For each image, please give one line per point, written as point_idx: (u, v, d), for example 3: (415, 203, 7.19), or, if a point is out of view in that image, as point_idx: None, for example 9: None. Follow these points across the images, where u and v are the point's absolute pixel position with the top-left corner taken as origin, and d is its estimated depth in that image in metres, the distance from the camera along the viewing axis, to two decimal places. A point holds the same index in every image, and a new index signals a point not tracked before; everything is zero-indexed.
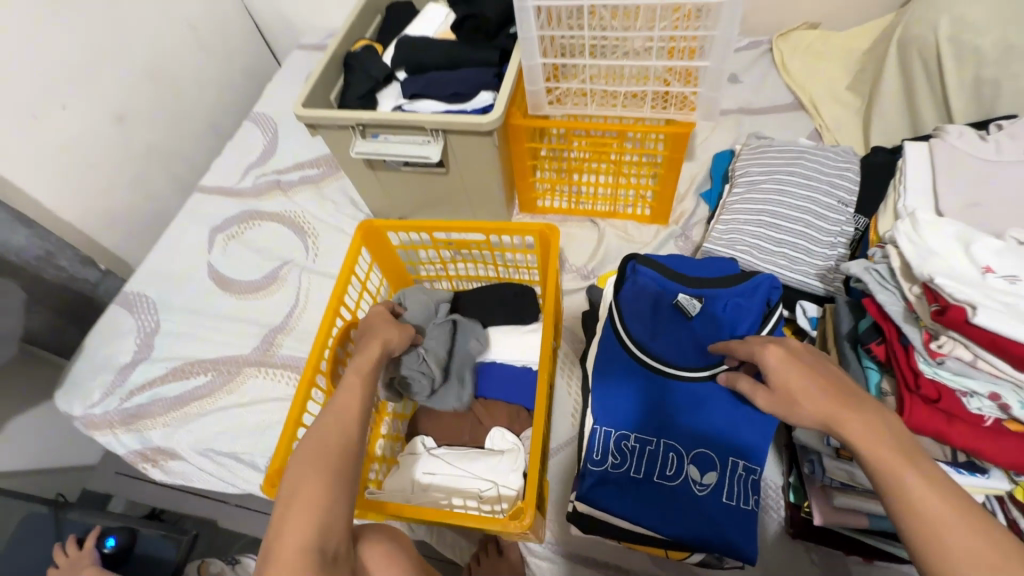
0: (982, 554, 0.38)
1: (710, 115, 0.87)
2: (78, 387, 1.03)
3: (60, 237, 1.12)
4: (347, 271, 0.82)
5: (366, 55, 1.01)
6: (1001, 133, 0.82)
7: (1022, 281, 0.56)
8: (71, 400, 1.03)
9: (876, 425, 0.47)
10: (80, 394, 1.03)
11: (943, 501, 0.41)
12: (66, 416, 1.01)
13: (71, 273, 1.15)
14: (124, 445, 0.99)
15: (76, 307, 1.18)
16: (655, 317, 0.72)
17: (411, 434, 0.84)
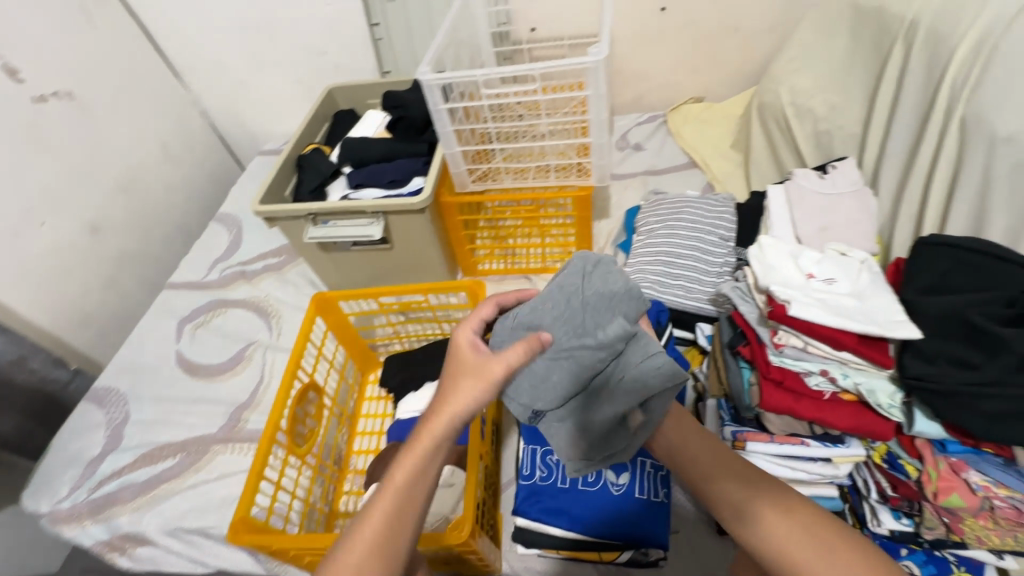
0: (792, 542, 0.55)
1: (604, 179, 1.05)
2: (45, 485, 1.06)
3: (34, 342, 1.20)
4: (304, 334, 0.93)
5: (315, 157, 1.18)
6: (835, 172, 1.02)
7: (839, 281, 0.72)
8: (39, 497, 1.05)
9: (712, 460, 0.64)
10: (48, 491, 1.06)
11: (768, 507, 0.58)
12: (34, 513, 1.04)
13: (42, 374, 1.21)
14: (93, 535, 1.01)
15: (45, 408, 1.22)
16: None
17: (370, 482, 0.91)
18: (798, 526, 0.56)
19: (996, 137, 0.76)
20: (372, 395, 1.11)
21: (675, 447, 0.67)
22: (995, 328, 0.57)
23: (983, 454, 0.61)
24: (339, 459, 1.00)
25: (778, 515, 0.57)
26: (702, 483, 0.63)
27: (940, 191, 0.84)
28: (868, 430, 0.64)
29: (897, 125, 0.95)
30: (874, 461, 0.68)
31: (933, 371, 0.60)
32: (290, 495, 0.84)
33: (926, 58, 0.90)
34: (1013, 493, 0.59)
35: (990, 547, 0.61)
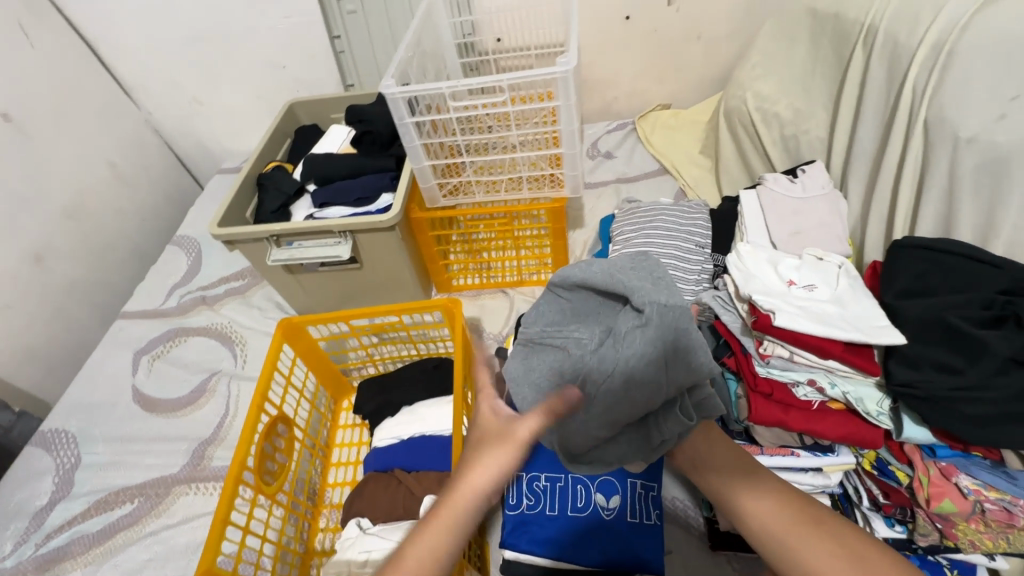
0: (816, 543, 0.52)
1: (577, 189, 1.03)
2: None
3: None
4: (270, 363, 0.87)
5: (277, 176, 1.13)
6: (805, 176, 1.03)
7: (819, 287, 0.71)
8: None
9: (731, 456, 0.61)
10: None
11: (785, 511, 0.55)
12: None
13: None
14: None
15: None
16: None
17: (348, 517, 0.86)
18: (820, 536, 0.52)
19: (960, 137, 0.77)
20: (346, 423, 1.06)
21: (699, 456, 0.62)
22: (975, 331, 0.57)
23: (972, 457, 0.61)
24: (313, 494, 0.94)
25: (797, 522, 0.54)
26: (714, 486, 0.60)
27: (908, 192, 0.85)
28: (858, 438, 0.63)
29: (862, 128, 0.96)
30: (864, 469, 0.67)
31: (919, 377, 0.59)
32: (260, 539, 0.78)
33: (886, 62, 0.92)
34: (1003, 494, 0.59)
35: (984, 550, 0.60)
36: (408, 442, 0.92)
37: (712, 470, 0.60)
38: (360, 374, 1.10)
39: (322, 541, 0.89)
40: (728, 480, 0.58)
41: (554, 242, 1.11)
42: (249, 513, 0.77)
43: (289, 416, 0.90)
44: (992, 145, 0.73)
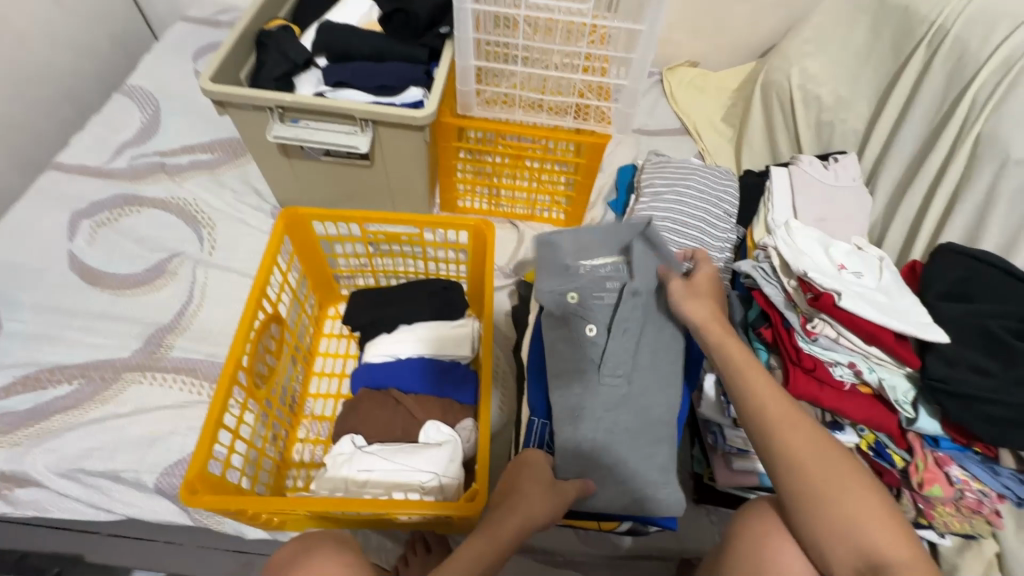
0: (553, 489, 0.65)
1: (623, 131, 0.96)
2: None
3: None
4: (271, 256, 0.76)
5: (285, 39, 0.95)
6: (838, 164, 1.03)
7: (869, 276, 0.72)
8: None
9: (521, 469, 0.68)
10: None
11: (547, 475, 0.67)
12: None
13: None
14: None
15: None
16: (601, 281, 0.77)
17: (338, 433, 0.80)
18: (546, 503, 0.64)
19: (1009, 157, 0.80)
20: (331, 332, 0.98)
21: (522, 487, 0.66)
22: (1016, 342, 0.60)
23: (966, 452, 0.67)
24: (294, 403, 0.88)
25: (547, 489, 0.65)
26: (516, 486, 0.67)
27: (940, 200, 0.88)
28: (877, 423, 0.66)
29: (905, 130, 0.97)
30: (862, 449, 0.70)
31: (953, 374, 0.62)
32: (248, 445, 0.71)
33: (948, 69, 0.92)
34: (982, 486, 0.66)
35: (949, 530, 0.68)
36: (408, 362, 0.87)
37: (520, 486, 0.66)
38: (353, 284, 1.01)
39: (302, 452, 0.84)
40: (523, 473, 0.68)
41: (582, 180, 1.05)
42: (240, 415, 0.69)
43: (283, 316, 0.80)
44: None
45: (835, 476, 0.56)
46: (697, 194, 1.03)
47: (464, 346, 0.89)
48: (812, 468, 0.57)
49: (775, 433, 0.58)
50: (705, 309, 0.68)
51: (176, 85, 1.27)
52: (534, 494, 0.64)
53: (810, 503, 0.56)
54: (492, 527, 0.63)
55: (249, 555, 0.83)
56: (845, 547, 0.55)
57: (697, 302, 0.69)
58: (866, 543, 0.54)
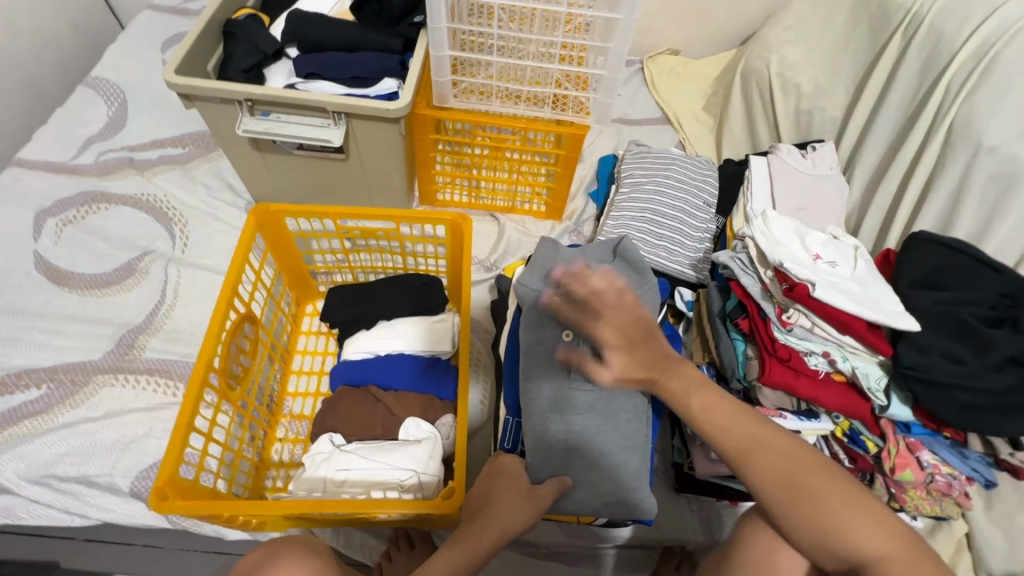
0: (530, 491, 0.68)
1: (602, 121, 0.95)
2: None
3: None
4: (242, 253, 0.75)
5: (255, 29, 0.92)
6: (815, 153, 1.04)
7: (845, 267, 0.72)
8: None
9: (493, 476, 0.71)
10: None
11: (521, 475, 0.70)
12: None
13: None
14: None
15: None
16: None
17: (316, 433, 0.79)
18: (524, 506, 0.67)
19: (982, 145, 0.80)
20: (309, 329, 0.96)
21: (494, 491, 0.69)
22: (986, 329, 0.61)
23: (937, 436, 0.68)
24: (272, 402, 0.87)
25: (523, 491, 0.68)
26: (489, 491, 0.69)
27: (915, 188, 0.89)
28: (850, 410, 0.67)
29: (881, 118, 0.98)
30: (837, 436, 0.72)
31: (925, 362, 0.62)
32: (222, 447, 0.70)
33: (923, 56, 0.92)
34: (952, 470, 0.68)
35: (921, 513, 0.70)
36: (387, 358, 0.86)
37: (497, 489, 0.69)
38: (331, 280, 0.99)
39: (281, 451, 0.83)
40: (496, 479, 0.70)
41: (562, 172, 1.04)
42: (212, 417, 0.68)
43: (256, 315, 0.79)
44: (1009, 157, 0.77)
45: (810, 488, 0.56)
46: (676, 185, 1.03)
47: (444, 341, 0.88)
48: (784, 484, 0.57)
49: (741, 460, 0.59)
50: (624, 362, 0.63)
51: (145, 77, 1.23)
52: (512, 501, 0.67)
53: (791, 518, 0.57)
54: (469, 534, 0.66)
55: (229, 556, 0.83)
56: (830, 556, 0.55)
57: (626, 352, 0.63)
58: (851, 551, 0.54)
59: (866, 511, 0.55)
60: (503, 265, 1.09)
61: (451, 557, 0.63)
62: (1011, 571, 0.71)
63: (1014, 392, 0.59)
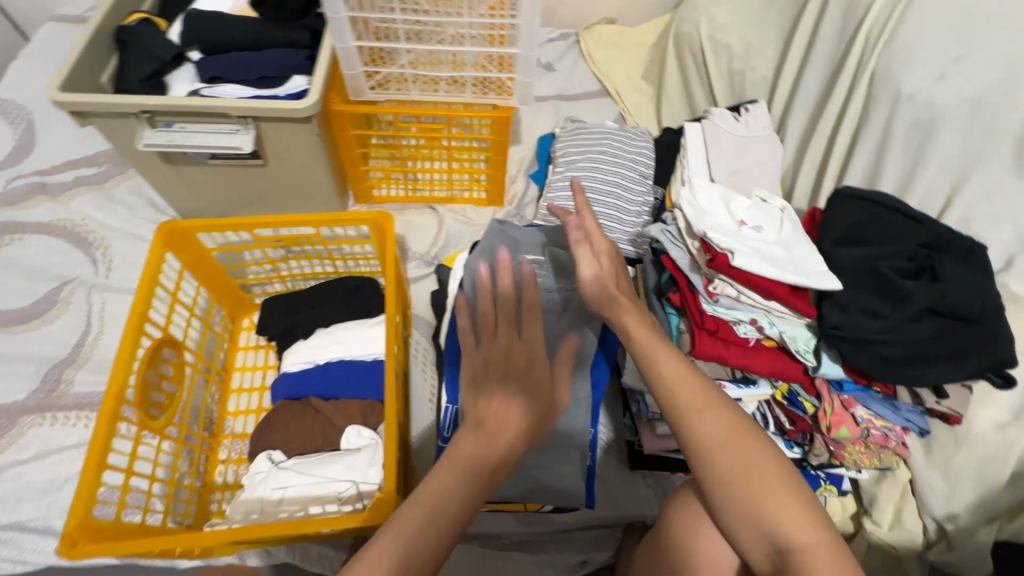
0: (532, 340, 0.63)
1: (527, 101, 0.92)
2: None
3: None
4: (150, 276, 0.71)
5: (149, 35, 0.87)
6: (748, 115, 1.02)
7: (771, 230, 0.71)
8: None
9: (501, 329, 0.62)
10: None
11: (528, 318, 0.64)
12: None
13: None
14: None
15: None
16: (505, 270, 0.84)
17: (254, 452, 0.77)
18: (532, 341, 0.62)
19: (901, 94, 0.79)
20: (246, 345, 0.93)
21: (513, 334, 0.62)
22: (902, 282, 0.61)
23: (869, 391, 0.68)
24: (210, 424, 0.84)
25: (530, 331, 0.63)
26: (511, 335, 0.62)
27: (842, 143, 0.88)
28: (782, 373, 0.67)
29: (808, 74, 0.96)
30: (777, 399, 0.72)
31: (848, 320, 0.62)
32: (149, 479, 0.68)
33: (843, 6, 0.90)
34: (886, 422, 0.68)
35: (861, 467, 0.71)
36: (326, 367, 0.83)
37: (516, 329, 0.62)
38: (265, 291, 0.96)
39: (222, 473, 0.81)
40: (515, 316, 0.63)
41: (494, 156, 1.01)
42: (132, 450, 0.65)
43: (177, 338, 0.75)
44: (928, 104, 0.77)
45: (743, 461, 0.54)
46: (611, 160, 1.01)
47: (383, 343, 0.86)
48: (713, 451, 0.55)
49: (681, 420, 0.56)
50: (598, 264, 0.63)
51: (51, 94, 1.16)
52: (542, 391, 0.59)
53: (714, 488, 0.54)
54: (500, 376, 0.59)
55: None
56: (756, 535, 0.53)
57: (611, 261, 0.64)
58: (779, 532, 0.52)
59: (796, 492, 0.54)
60: (445, 258, 1.07)
61: (460, 462, 0.53)
62: (952, 513, 0.73)
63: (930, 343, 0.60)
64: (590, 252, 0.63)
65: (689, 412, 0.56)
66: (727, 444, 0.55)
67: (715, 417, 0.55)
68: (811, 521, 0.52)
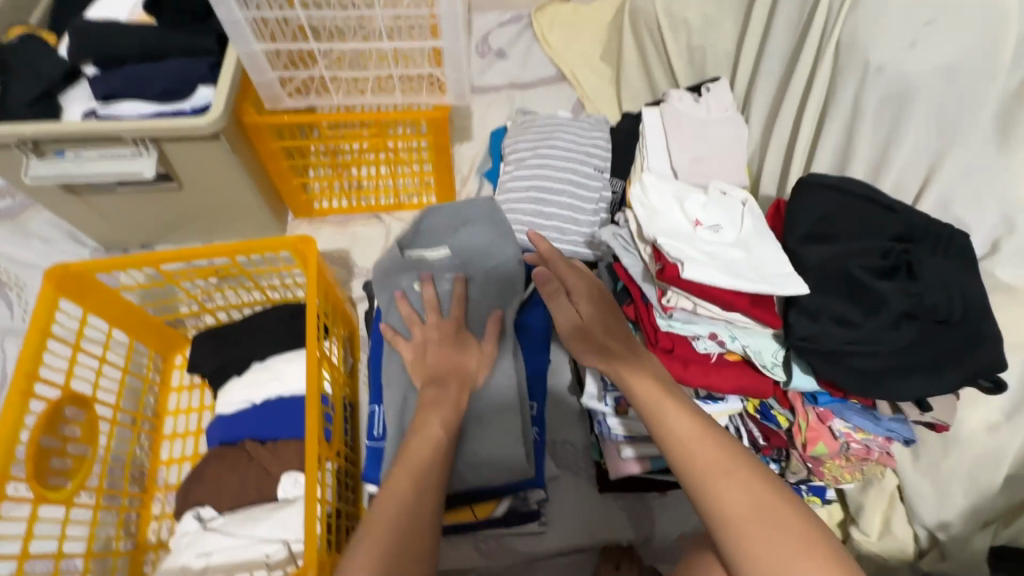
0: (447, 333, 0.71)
1: (463, 97, 0.84)
2: None
3: None
4: (39, 329, 0.63)
5: (33, 51, 0.78)
6: (709, 95, 0.94)
7: (729, 229, 0.64)
8: None
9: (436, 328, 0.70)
10: None
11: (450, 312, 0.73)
12: None
13: None
14: None
15: None
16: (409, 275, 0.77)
17: (183, 509, 0.70)
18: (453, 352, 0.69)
19: (869, 65, 0.72)
20: (180, 385, 0.85)
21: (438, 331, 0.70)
22: (874, 283, 0.54)
23: (846, 402, 0.60)
24: (140, 478, 0.77)
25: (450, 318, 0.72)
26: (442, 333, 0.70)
27: (810, 121, 0.81)
28: (751, 390, 0.61)
29: (771, 46, 0.88)
30: (749, 413, 0.66)
31: (817, 330, 0.55)
32: (55, 555, 0.61)
33: None
34: (868, 435, 0.61)
35: (843, 481, 0.66)
36: (260, 407, 0.75)
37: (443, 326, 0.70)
38: (197, 324, 0.88)
39: (154, 531, 0.74)
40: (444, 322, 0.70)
41: (437, 159, 0.93)
42: (27, 529, 0.58)
43: (83, 393, 0.68)
44: (898, 75, 0.70)
45: (774, 531, 0.48)
46: (563, 154, 0.93)
47: None
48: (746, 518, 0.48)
49: (704, 484, 0.50)
50: (590, 313, 0.60)
51: None
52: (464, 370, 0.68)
53: (753, 565, 0.47)
54: (431, 365, 0.67)
55: None
56: None
57: (595, 305, 0.60)
58: None
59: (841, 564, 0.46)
60: None
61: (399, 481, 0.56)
62: (944, 521, 0.68)
63: (908, 349, 0.54)
64: (568, 302, 0.61)
65: (710, 481, 0.50)
66: (759, 511, 0.48)
67: (742, 477, 0.50)
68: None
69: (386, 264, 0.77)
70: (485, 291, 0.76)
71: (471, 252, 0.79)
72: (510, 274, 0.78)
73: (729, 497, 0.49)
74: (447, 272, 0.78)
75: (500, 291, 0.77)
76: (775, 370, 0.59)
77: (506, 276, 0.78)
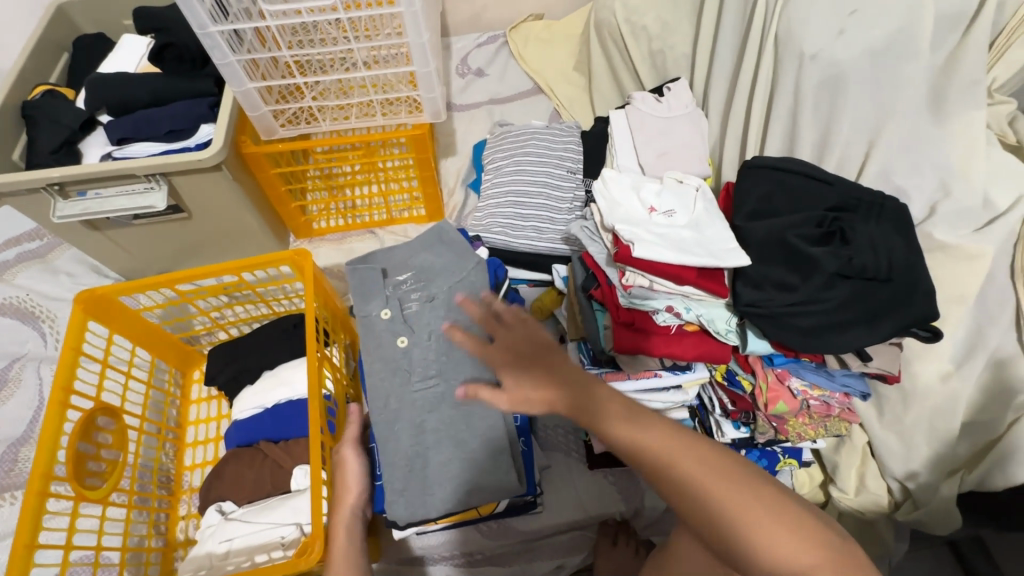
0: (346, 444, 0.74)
1: (439, 115, 0.92)
2: None
3: None
4: (72, 348, 0.71)
5: (54, 105, 0.87)
6: (670, 94, 1.01)
7: (682, 213, 0.70)
8: None
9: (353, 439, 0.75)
10: None
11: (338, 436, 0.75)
12: None
13: None
14: None
15: None
16: (377, 301, 0.80)
17: (206, 506, 0.77)
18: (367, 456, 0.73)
19: (804, 54, 0.76)
20: (199, 397, 0.92)
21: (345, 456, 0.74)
22: (809, 250, 0.60)
23: (801, 361, 0.66)
24: (167, 482, 0.84)
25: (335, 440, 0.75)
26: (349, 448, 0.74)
27: (759, 111, 0.87)
28: (710, 356, 0.66)
29: (721, 45, 0.94)
30: (716, 380, 0.71)
31: (762, 297, 0.61)
32: (94, 549, 0.68)
33: None
34: (824, 391, 0.67)
35: (809, 439, 0.70)
36: (272, 409, 0.82)
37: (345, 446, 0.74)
38: (212, 341, 0.96)
39: (182, 528, 0.81)
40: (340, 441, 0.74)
41: (422, 173, 1.01)
42: (69, 525, 0.65)
43: (112, 405, 0.76)
44: (832, 62, 0.74)
45: (730, 499, 0.49)
46: (537, 160, 1.00)
47: None
48: (710, 495, 0.49)
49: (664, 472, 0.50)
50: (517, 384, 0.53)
51: None
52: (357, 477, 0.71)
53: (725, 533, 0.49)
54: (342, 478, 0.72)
55: None
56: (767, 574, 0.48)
57: (516, 375, 0.53)
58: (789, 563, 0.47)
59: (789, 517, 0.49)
60: None
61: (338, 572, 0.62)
62: (911, 471, 0.72)
63: (845, 307, 0.59)
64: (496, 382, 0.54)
65: (669, 466, 0.50)
66: (714, 483, 0.50)
67: (695, 457, 0.50)
68: (817, 531, 0.49)
69: (354, 285, 0.81)
70: (449, 307, 0.78)
71: (433, 271, 0.81)
72: (473, 287, 0.80)
73: (688, 475, 0.50)
74: (412, 293, 0.80)
75: (466, 304, 0.78)
76: (731, 336, 0.65)
77: (470, 290, 0.79)
